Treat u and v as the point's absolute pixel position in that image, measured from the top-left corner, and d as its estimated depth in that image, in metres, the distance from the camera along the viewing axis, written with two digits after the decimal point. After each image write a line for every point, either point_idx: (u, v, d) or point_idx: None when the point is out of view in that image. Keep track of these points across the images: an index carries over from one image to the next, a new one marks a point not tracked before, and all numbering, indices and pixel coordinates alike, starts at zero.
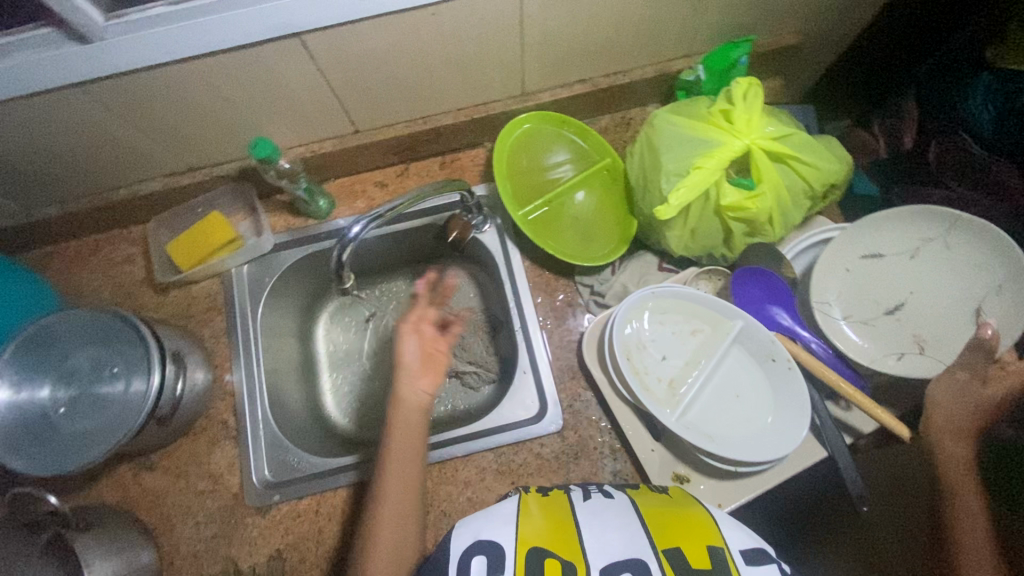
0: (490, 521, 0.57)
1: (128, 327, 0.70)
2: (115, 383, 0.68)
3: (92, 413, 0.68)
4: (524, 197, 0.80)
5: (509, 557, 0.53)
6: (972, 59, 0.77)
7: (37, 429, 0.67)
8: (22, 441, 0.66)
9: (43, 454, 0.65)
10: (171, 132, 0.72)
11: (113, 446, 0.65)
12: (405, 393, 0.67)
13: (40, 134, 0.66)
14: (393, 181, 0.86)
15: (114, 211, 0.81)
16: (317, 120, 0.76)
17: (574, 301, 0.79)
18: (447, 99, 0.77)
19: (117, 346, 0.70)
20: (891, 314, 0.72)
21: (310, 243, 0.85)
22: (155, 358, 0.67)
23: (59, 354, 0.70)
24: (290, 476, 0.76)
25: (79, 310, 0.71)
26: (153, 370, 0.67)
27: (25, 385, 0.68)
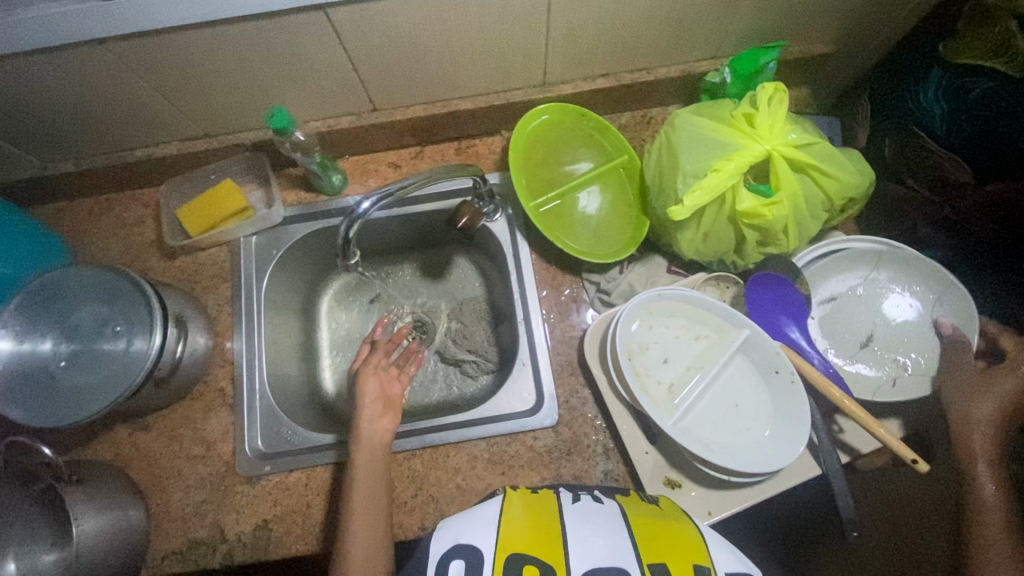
0: (472, 525, 0.57)
1: (133, 288, 0.71)
2: (117, 341, 0.69)
3: (92, 369, 0.68)
4: (538, 188, 0.79)
5: (488, 561, 0.52)
6: (926, 55, 0.72)
7: (37, 380, 0.67)
8: (22, 391, 0.66)
9: (40, 405, 0.66)
10: (189, 96, 0.71)
11: (109, 404, 0.65)
12: (365, 433, 0.71)
13: (59, 87, 0.67)
14: (407, 163, 0.85)
15: (129, 171, 0.82)
16: (336, 96, 0.75)
17: (579, 297, 0.78)
18: (467, 83, 0.76)
19: (122, 305, 0.71)
20: (868, 348, 0.71)
21: (318, 219, 0.86)
22: (156, 321, 0.67)
23: (63, 310, 0.70)
24: (281, 448, 0.76)
25: (87, 267, 0.72)
26: (155, 331, 0.67)
27: (27, 337, 0.68)
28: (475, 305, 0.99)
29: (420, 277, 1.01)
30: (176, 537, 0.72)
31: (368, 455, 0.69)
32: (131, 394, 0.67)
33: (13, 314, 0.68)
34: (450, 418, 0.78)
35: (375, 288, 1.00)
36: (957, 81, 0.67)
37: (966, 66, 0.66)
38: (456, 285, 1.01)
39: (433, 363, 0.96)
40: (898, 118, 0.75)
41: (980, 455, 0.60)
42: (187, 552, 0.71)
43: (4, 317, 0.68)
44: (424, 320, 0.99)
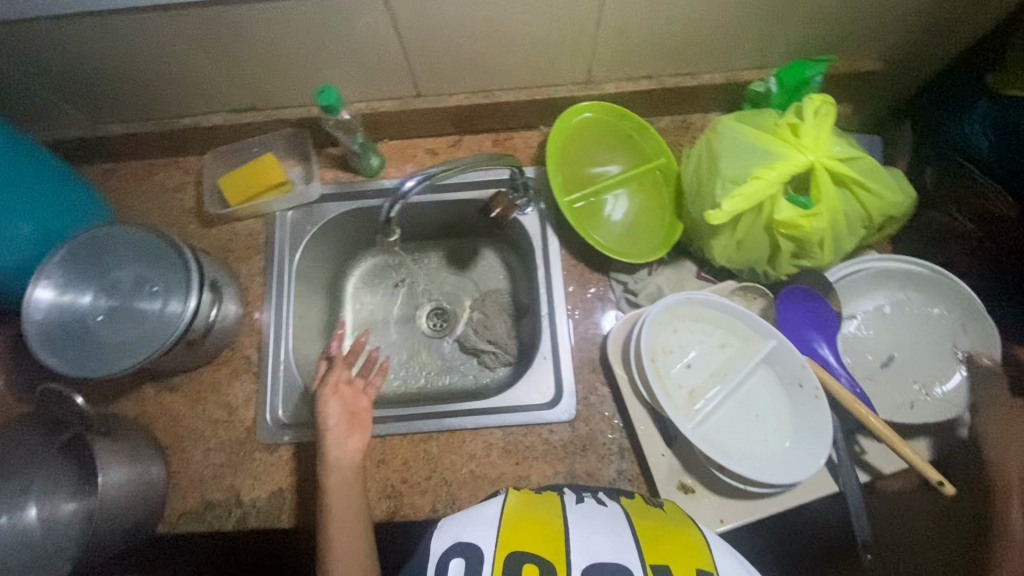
0: (473, 522, 0.56)
1: (173, 250, 0.73)
2: (155, 300, 0.71)
3: (127, 327, 0.70)
4: (573, 183, 0.79)
5: (487, 560, 0.52)
6: (972, 89, 0.73)
7: (76, 332, 0.69)
8: (62, 341, 0.68)
9: (77, 356, 0.68)
10: (241, 68, 0.73)
11: (143, 361, 0.67)
12: (333, 456, 0.69)
13: (120, 50, 0.69)
14: (444, 151, 0.86)
15: (176, 138, 0.84)
16: (383, 79, 0.77)
17: (606, 296, 0.78)
18: (512, 76, 0.77)
19: (161, 267, 0.73)
20: (887, 369, 0.69)
21: (353, 199, 0.87)
22: (194, 283, 0.69)
23: (105, 265, 0.72)
24: (301, 420, 0.78)
25: (130, 228, 0.74)
26: (192, 294, 0.69)
27: (70, 289, 0.70)
28: (497, 298, 1.00)
29: (446, 266, 1.03)
30: (193, 497, 0.73)
31: (341, 483, 0.67)
32: (162, 354, 0.69)
33: (56, 266, 0.70)
34: (467, 405, 0.78)
35: (401, 273, 1.03)
36: (1004, 113, 0.68)
37: (1013, 97, 0.67)
38: (480, 276, 1.02)
39: (452, 352, 0.98)
40: (941, 149, 0.75)
41: (1016, 487, 0.55)
42: (203, 513, 0.73)
43: (49, 268, 0.70)
44: (447, 308, 1.01)
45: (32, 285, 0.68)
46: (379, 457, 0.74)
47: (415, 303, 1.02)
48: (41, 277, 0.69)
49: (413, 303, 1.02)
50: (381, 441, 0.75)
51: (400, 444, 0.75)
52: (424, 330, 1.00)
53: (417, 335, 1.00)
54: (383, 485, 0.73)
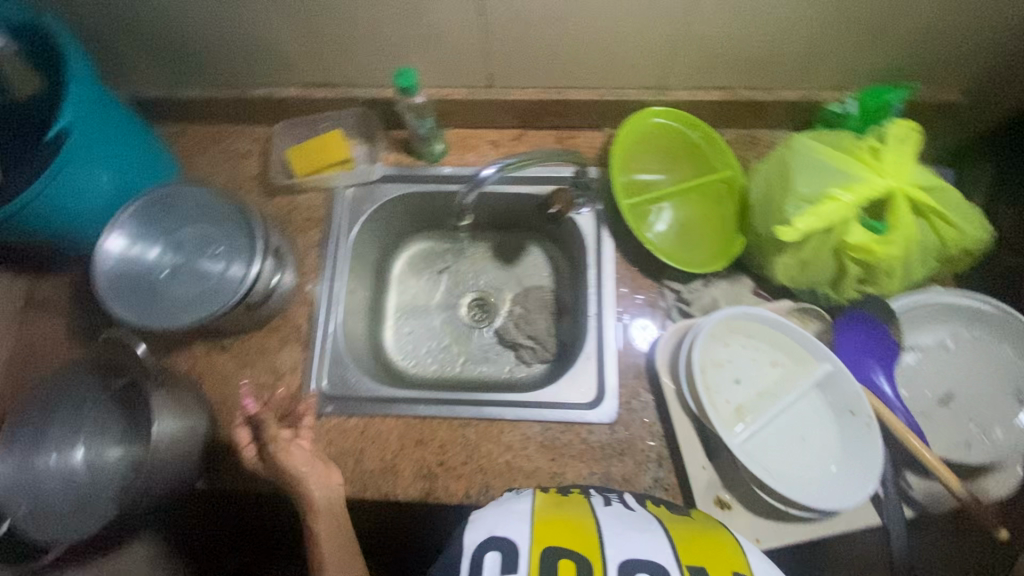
0: (505, 518, 0.56)
1: (241, 214, 0.74)
2: (219, 262, 0.73)
3: (191, 284, 0.72)
4: (635, 187, 0.79)
5: (523, 556, 0.52)
6: None
7: (142, 284, 0.71)
8: (128, 291, 0.70)
9: (142, 308, 0.69)
10: (325, 43, 0.75)
11: (205, 318, 0.69)
12: (319, 499, 0.69)
13: (214, 10, 0.71)
14: (507, 144, 0.86)
15: (247, 107, 0.85)
16: (458, 65, 0.77)
17: (657, 302, 0.77)
18: (587, 73, 0.77)
19: (227, 229, 0.74)
20: (945, 406, 0.68)
21: (412, 183, 0.88)
22: (260, 249, 0.71)
23: (175, 223, 0.74)
24: (344, 393, 0.79)
25: (200, 189, 0.76)
26: (257, 259, 0.71)
27: (140, 242, 0.72)
28: (540, 294, 1.00)
29: (491, 258, 1.03)
30: (234, 456, 0.75)
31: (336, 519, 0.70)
32: (223, 313, 0.71)
33: (126, 217, 0.72)
34: (506, 398, 0.79)
35: (445, 261, 1.04)
36: None
37: None
38: (524, 271, 1.02)
39: (490, 344, 0.98)
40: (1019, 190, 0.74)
41: None
42: (242, 473, 0.74)
43: (123, 219, 0.71)
44: (488, 299, 1.02)
45: (105, 234, 0.70)
46: (417, 438, 0.75)
47: (457, 291, 1.03)
48: (115, 227, 0.71)
49: (455, 291, 1.03)
50: (421, 422, 0.76)
51: (439, 427, 0.75)
52: (463, 318, 1.01)
53: (456, 323, 1.00)
54: (418, 465, 0.74)
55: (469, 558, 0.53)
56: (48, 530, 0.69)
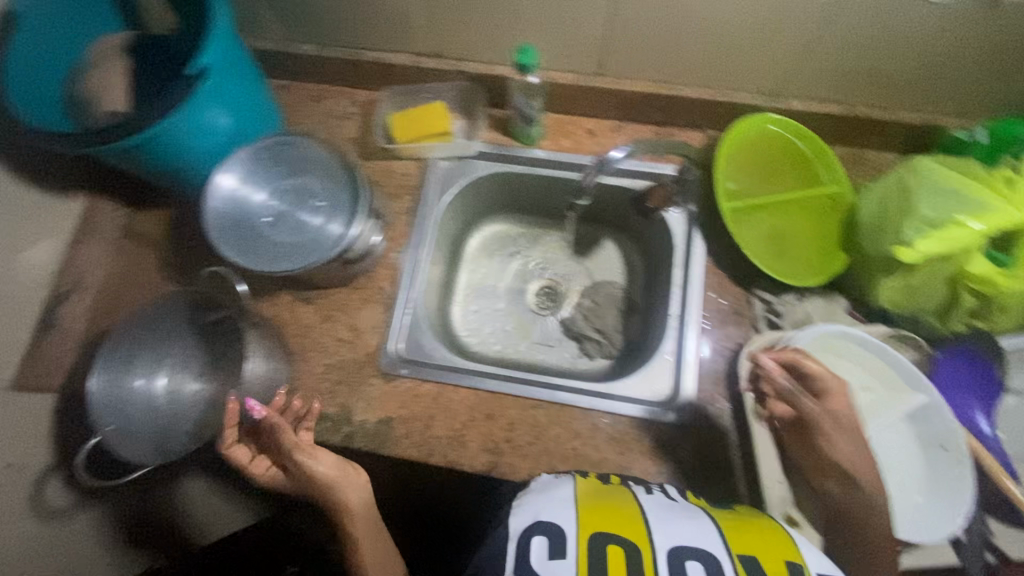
0: (550, 503, 0.53)
1: (346, 173, 0.76)
2: (319, 215, 0.75)
3: (291, 233, 0.74)
4: (739, 189, 0.78)
5: (570, 540, 0.49)
6: None
7: (245, 223, 0.73)
8: (232, 228, 0.72)
9: (242, 246, 0.72)
10: (447, 14, 0.75)
11: (304, 268, 0.70)
12: (354, 501, 0.66)
13: None
14: (604, 134, 0.86)
15: (355, 70, 0.87)
16: (573, 50, 0.77)
17: (743, 311, 0.76)
18: (702, 72, 0.77)
19: (331, 185, 0.76)
20: None
21: (505, 162, 0.89)
22: (361, 212, 0.72)
23: (283, 169, 0.76)
24: (418, 359, 0.81)
25: (308, 140, 0.76)
26: (357, 221, 0.72)
27: (249, 182, 0.74)
28: (610, 290, 0.99)
29: (564, 249, 1.03)
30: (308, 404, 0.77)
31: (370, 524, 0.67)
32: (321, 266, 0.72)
33: (238, 158, 0.73)
34: (576, 385, 0.79)
35: (518, 245, 1.04)
36: None
37: None
38: (596, 265, 1.02)
39: (555, 333, 0.98)
40: None
41: None
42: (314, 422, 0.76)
43: (238, 158, 0.73)
44: (557, 288, 1.01)
45: (219, 170, 0.72)
46: (486, 413, 0.76)
47: (526, 277, 1.02)
48: (229, 163, 0.73)
49: (525, 277, 1.02)
50: (492, 397, 0.77)
51: (509, 405, 0.76)
52: (530, 304, 1.01)
53: (523, 307, 1.00)
54: (485, 439, 0.74)
55: (516, 539, 0.50)
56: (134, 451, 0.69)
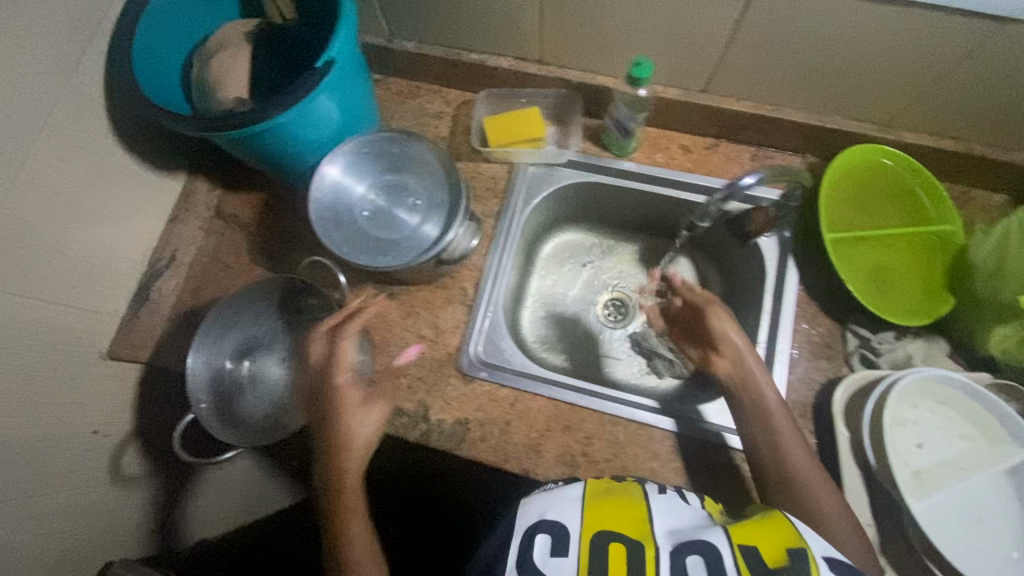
0: (556, 502, 0.55)
1: (446, 174, 0.76)
2: (415, 213, 0.76)
3: (387, 228, 0.75)
4: (843, 221, 0.76)
5: (574, 539, 0.51)
6: None
7: (343, 212, 0.75)
8: (331, 216, 0.74)
9: (339, 235, 0.73)
10: (558, 22, 0.75)
11: (401, 266, 0.71)
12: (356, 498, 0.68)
13: None
14: (698, 152, 0.85)
15: (454, 70, 0.87)
16: (682, 66, 0.76)
17: (836, 344, 0.75)
18: (812, 96, 0.75)
19: (430, 184, 0.77)
20: None
21: (595, 173, 0.88)
22: (459, 216, 0.72)
23: (385, 164, 0.77)
24: (498, 363, 0.81)
25: (413, 138, 0.77)
26: (455, 224, 0.72)
27: (352, 173, 0.76)
28: None
29: (637, 262, 1.02)
30: None
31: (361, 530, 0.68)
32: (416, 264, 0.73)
33: (346, 149, 0.74)
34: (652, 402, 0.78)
35: (591, 254, 1.02)
36: None
37: None
38: None
39: (623, 346, 0.97)
40: None
41: None
42: (392, 416, 0.76)
43: (347, 149, 0.74)
44: (627, 301, 1.00)
45: (328, 159, 0.73)
46: (564, 424, 0.75)
47: (596, 288, 1.01)
48: (338, 153, 0.74)
49: (595, 288, 1.01)
50: (570, 409, 0.76)
51: (588, 419, 0.75)
52: (599, 316, 1.00)
53: (592, 318, 0.99)
54: (563, 450, 0.74)
55: (519, 535, 0.53)
56: (227, 430, 0.72)
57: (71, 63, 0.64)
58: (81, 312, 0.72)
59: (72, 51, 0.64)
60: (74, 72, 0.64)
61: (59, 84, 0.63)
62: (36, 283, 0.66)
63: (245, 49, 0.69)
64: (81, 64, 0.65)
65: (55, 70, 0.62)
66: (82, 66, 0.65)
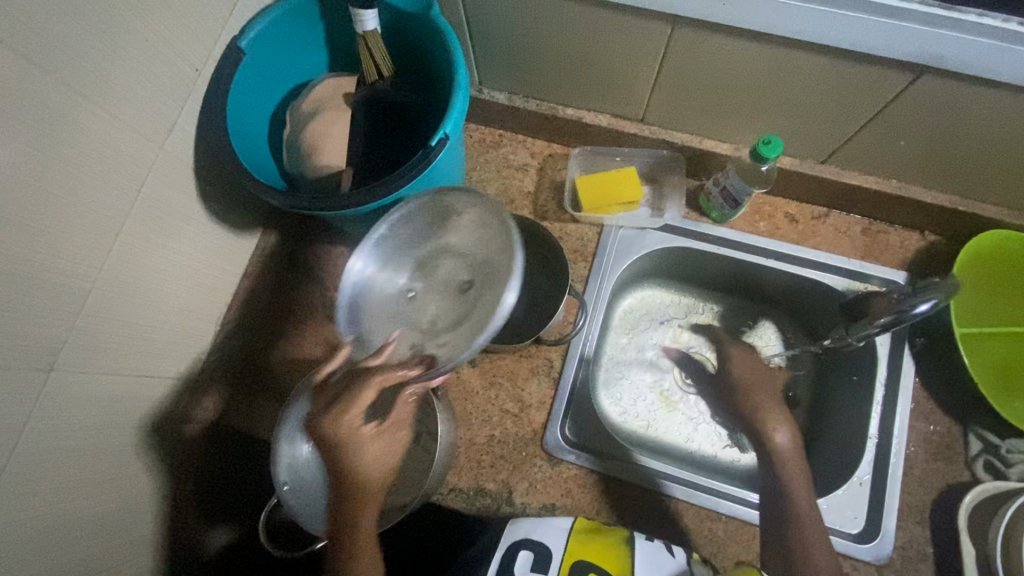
0: (544, 527, 0.63)
1: (502, 242, 0.56)
2: (467, 292, 0.57)
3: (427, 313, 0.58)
4: (973, 314, 0.73)
5: (554, 561, 0.59)
6: None
7: (383, 312, 0.60)
8: (374, 322, 0.59)
9: (380, 339, 0.58)
10: (678, 90, 0.70)
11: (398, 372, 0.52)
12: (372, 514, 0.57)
13: (588, 40, 0.67)
14: (805, 222, 0.79)
15: (546, 123, 0.81)
16: (806, 136, 0.72)
17: (954, 446, 0.70)
18: (944, 176, 0.71)
19: (489, 255, 0.57)
20: None
21: (691, 237, 0.80)
22: (510, 275, 0.52)
23: (427, 239, 0.61)
24: (584, 444, 0.75)
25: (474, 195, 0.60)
26: (508, 286, 0.52)
27: (394, 262, 0.61)
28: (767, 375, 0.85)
29: (722, 320, 0.88)
30: (469, 477, 0.73)
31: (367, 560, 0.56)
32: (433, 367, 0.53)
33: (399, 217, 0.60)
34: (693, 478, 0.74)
35: (670, 307, 0.89)
36: None
37: None
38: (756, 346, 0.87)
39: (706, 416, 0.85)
40: None
41: None
42: (473, 496, 0.72)
43: (379, 235, 0.60)
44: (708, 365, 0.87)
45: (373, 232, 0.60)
46: (658, 516, 0.71)
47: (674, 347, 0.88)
48: (369, 243, 0.60)
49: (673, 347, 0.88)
50: (665, 500, 0.72)
51: (684, 512, 0.71)
52: (678, 380, 0.86)
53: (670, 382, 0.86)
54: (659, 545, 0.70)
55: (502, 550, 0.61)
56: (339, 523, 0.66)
57: (164, 128, 0.59)
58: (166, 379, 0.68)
59: (167, 116, 0.59)
60: (166, 137, 0.60)
61: (151, 151, 0.59)
62: (128, 356, 0.62)
63: (346, 116, 0.67)
64: (174, 128, 0.61)
65: (148, 138, 0.58)
66: (174, 130, 0.61)
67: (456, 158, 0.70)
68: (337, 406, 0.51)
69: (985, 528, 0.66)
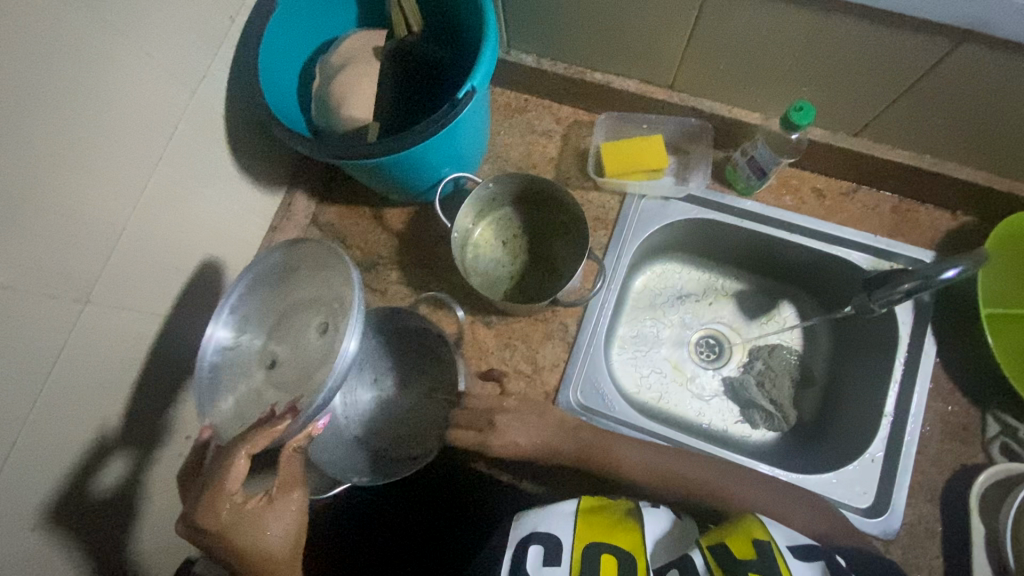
0: (548, 517, 0.58)
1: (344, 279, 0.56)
2: (323, 337, 0.55)
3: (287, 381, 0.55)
4: (1000, 296, 0.71)
5: (566, 550, 0.54)
6: None
7: (247, 391, 0.58)
8: (235, 399, 0.58)
9: (240, 423, 0.56)
10: (710, 56, 0.69)
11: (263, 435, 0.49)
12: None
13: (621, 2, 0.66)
14: (833, 197, 0.78)
15: (574, 88, 0.81)
16: (839, 107, 0.70)
17: (971, 426, 0.70)
18: (982, 153, 0.69)
19: (335, 298, 0.56)
20: None
21: (712, 208, 0.79)
22: (349, 320, 0.52)
23: (279, 296, 0.61)
24: (596, 410, 0.75)
25: (314, 240, 0.60)
26: (348, 331, 0.51)
27: (243, 333, 0.60)
28: (781, 354, 0.84)
29: (736, 299, 0.88)
30: None
31: None
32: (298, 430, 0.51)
33: (237, 290, 0.61)
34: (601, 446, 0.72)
35: (686, 283, 0.88)
36: None
37: None
38: (771, 326, 0.86)
39: (719, 391, 0.84)
40: None
41: None
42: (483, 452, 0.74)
43: (232, 303, 0.60)
44: (721, 341, 0.86)
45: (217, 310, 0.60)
46: None
47: (690, 323, 0.87)
48: (223, 311, 0.60)
49: (689, 323, 0.87)
50: None
51: None
52: (692, 357, 0.86)
53: (684, 358, 0.85)
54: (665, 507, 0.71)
55: (512, 546, 0.56)
56: (359, 473, 0.70)
57: (196, 76, 0.61)
58: (202, 328, 0.70)
59: (198, 64, 0.60)
60: (198, 84, 0.61)
61: (184, 98, 0.60)
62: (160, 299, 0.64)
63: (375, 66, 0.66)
64: (205, 76, 0.62)
65: (182, 86, 0.59)
66: (206, 78, 0.62)
67: (480, 115, 0.70)
68: (209, 490, 0.48)
69: (995, 509, 0.66)
